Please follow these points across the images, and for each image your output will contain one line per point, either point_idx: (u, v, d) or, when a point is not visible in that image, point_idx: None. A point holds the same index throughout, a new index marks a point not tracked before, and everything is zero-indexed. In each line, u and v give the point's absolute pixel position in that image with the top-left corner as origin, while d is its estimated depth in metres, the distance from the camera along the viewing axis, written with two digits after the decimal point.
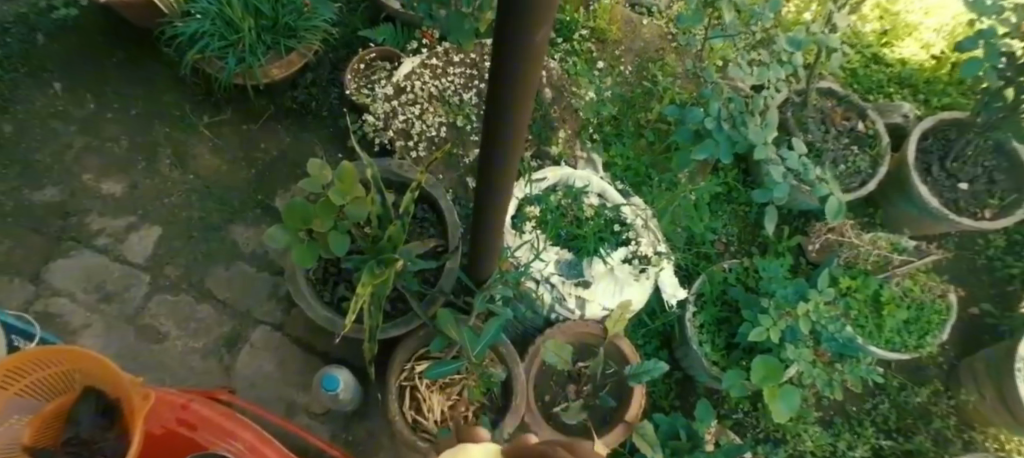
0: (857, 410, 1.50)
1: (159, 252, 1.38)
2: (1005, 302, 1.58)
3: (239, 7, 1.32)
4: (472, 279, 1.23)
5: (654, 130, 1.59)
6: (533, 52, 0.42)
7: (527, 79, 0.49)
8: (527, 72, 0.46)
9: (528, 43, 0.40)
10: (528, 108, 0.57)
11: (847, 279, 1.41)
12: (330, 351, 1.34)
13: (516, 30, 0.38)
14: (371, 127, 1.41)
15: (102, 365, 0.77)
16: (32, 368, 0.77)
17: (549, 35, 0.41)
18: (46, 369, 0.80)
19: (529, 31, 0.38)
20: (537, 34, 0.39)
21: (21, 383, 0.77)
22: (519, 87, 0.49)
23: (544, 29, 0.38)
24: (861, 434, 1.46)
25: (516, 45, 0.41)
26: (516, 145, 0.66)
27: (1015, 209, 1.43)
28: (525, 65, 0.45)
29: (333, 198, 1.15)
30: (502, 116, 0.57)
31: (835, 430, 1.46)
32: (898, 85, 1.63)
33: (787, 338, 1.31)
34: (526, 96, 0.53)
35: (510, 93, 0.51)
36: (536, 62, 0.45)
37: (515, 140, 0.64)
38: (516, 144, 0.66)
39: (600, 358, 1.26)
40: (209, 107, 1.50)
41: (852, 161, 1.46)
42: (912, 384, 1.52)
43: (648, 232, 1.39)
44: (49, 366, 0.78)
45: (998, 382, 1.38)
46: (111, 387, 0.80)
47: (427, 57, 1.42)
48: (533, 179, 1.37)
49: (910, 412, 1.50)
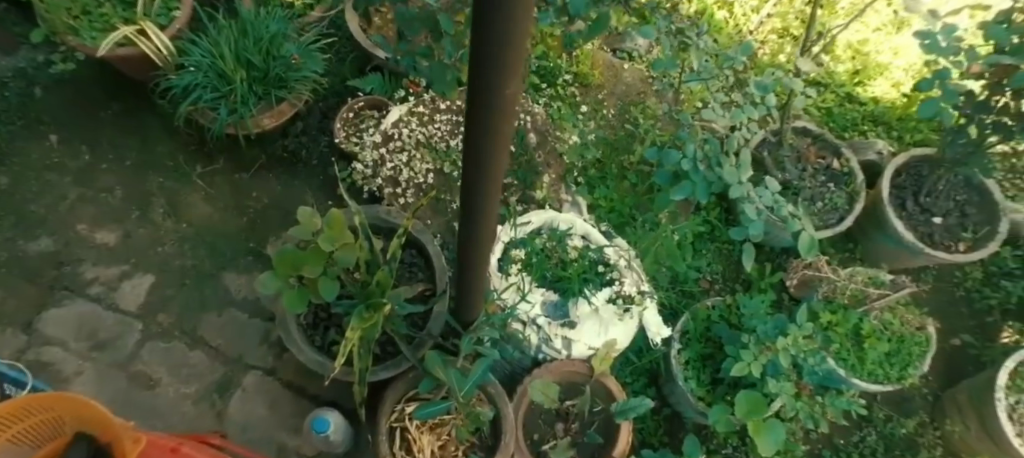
0: (844, 442, 1.51)
1: (152, 299, 1.40)
2: (985, 333, 1.61)
3: (232, 60, 1.36)
4: (459, 322, 1.24)
5: (636, 172, 1.64)
6: (504, 109, 0.46)
7: (502, 131, 0.52)
8: (499, 127, 0.49)
9: (499, 102, 0.43)
10: (505, 156, 0.59)
11: (827, 315, 1.43)
12: (320, 394, 1.35)
13: (485, 90, 0.42)
14: (360, 176, 1.45)
15: (87, 408, 0.77)
16: (26, 412, 0.79)
17: (520, 91, 0.44)
18: (37, 415, 0.82)
19: (498, 91, 0.41)
20: (507, 92, 0.42)
21: (13, 429, 0.80)
22: (493, 140, 0.53)
23: (513, 88, 0.42)
24: None
25: (487, 103, 0.44)
26: (493, 191, 0.69)
27: (988, 242, 1.48)
28: (498, 119, 0.48)
29: (322, 244, 1.17)
30: (478, 167, 0.60)
31: None
32: (872, 123, 1.69)
33: (769, 372, 1.34)
34: (500, 147, 0.57)
35: (486, 143, 0.54)
36: (507, 117, 0.48)
37: (493, 186, 0.67)
38: (494, 189, 0.69)
39: (586, 396, 1.28)
40: (202, 157, 1.55)
41: (829, 198, 1.50)
42: (898, 415, 1.54)
43: (631, 272, 1.43)
44: (41, 410, 0.80)
45: (981, 412, 1.39)
46: (100, 431, 0.80)
47: (414, 105, 1.48)
48: (518, 222, 1.43)
49: (897, 444, 1.51)
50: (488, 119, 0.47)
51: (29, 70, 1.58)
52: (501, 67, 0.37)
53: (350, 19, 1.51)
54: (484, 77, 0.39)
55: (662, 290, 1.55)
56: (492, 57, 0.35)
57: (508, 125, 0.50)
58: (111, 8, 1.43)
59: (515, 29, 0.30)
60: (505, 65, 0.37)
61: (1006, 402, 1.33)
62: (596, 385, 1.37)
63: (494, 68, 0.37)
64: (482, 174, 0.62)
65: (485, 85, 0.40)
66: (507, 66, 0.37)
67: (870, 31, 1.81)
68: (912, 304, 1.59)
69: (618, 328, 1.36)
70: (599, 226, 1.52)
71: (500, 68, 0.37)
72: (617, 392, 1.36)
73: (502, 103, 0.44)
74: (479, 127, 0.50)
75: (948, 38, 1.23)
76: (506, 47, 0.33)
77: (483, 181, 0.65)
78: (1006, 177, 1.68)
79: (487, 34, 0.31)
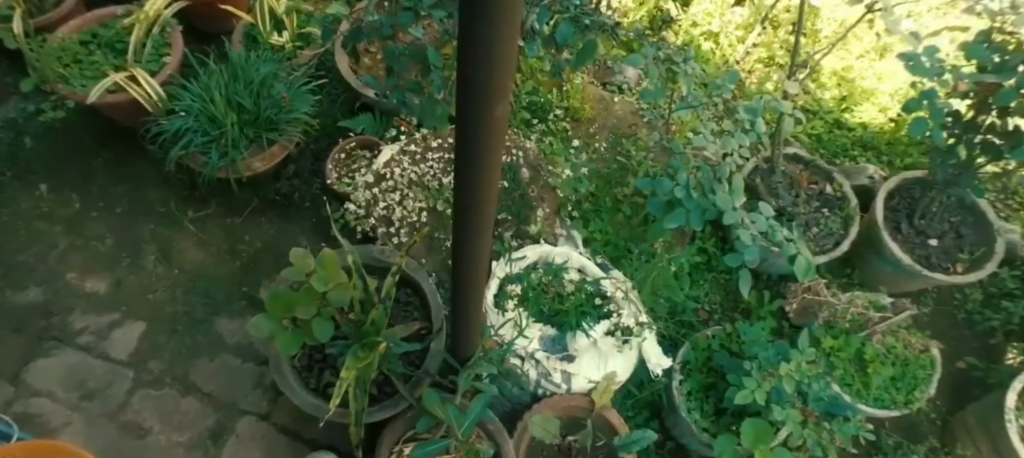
0: None
1: (143, 346, 1.38)
2: (990, 354, 1.59)
3: (222, 103, 1.37)
4: (456, 358, 1.22)
5: (630, 204, 1.64)
6: (496, 118, 0.44)
7: (492, 153, 0.52)
8: (492, 140, 0.48)
9: (490, 115, 0.43)
10: (496, 182, 0.59)
11: (829, 340, 1.41)
12: (317, 437, 1.32)
13: (477, 96, 0.40)
14: (353, 216, 1.44)
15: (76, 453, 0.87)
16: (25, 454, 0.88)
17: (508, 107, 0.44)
18: None
19: (486, 105, 0.41)
20: (498, 97, 0.41)
21: None
22: (486, 156, 0.51)
23: (505, 93, 0.41)
24: None
25: (480, 108, 0.42)
26: (487, 217, 0.67)
27: (986, 262, 1.47)
28: (488, 139, 0.48)
29: (315, 284, 1.16)
30: (470, 189, 0.59)
31: None
32: (862, 148, 1.70)
33: (773, 399, 1.31)
34: (491, 173, 0.56)
35: (477, 165, 0.53)
36: (499, 129, 0.47)
37: (486, 211, 0.65)
38: (487, 217, 0.68)
39: (588, 431, 1.24)
40: (194, 202, 1.54)
41: (824, 223, 1.50)
42: (908, 442, 1.50)
43: (628, 303, 1.41)
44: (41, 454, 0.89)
45: (993, 436, 1.36)
46: None
47: (405, 144, 1.48)
48: (513, 257, 1.43)
49: None
50: (480, 130, 0.46)
51: (20, 120, 1.59)
52: (493, 68, 0.36)
53: (340, 60, 1.53)
54: (476, 79, 0.38)
55: (661, 321, 1.53)
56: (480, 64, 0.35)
57: (500, 139, 0.49)
58: (102, 56, 1.44)
59: (507, 17, 0.29)
60: (497, 64, 0.36)
61: (1017, 424, 1.30)
62: (599, 419, 1.35)
63: (486, 68, 0.36)
64: (473, 201, 0.61)
65: (477, 89, 0.39)
66: (499, 65, 0.36)
67: (854, 58, 1.84)
68: (914, 327, 1.57)
69: (618, 360, 1.34)
70: (596, 259, 1.51)
71: (491, 68, 0.36)
72: (620, 425, 1.33)
73: (493, 112, 0.43)
74: (469, 141, 0.49)
75: (931, 59, 1.24)
76: (497, 42, 0.32)
77: (475, 205, 0.63)
78: (998, 197, 1.69)
79: (479, 29, 0.30)
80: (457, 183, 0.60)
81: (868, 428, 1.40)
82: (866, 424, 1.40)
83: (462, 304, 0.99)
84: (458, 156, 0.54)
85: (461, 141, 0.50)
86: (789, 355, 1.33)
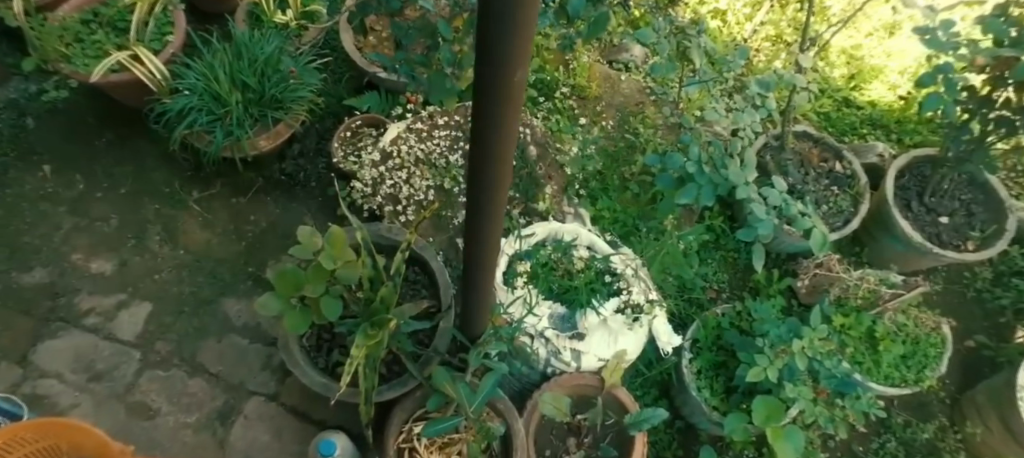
0: (864, 449, 1.46)
1: (150, 327, 1.37)
2: (1000, 333, 1.58)
3: (227, 81, 1.35)
4: (466, 337, 1.21)
5: (638, 182, 1.63)
6: (516, 91, 0.41)
7: (508, 131, 0.49)
8: (509, 113, 0.45)
9: (503, 93, 0.41)
10: (510, 160, 0.57)
11: (839, 317, 1.41)
12: (326, 418, 1.32)
13: (496, 69, 0.37)
14: (359, 195, 1.43)
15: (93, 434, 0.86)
16: (32, 438, 0.86)
17: (526, 82, 0.41)
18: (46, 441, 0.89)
19: (505, 79, 0.38)
20: (516, 71, 0.38)
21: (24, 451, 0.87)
22: (504, 130, 0.48)
23: (525, 65, 0.38)
24: None
25: (496, 79, 0.39)
26: (502, 191, 0.64)
27: (996, 240, 1.45)
28: (504, 116, 0.45)
29: (323, 262, 1.15)
30: (486, 162, 0.56)
31: None
32: (870, 126, 1.68)
33: (785, 377, 1.30)
34: (506, 149, 0.53)
35: (492, 143, 0.51)
36: (516, 102, 0.44)
37: (501, 187, 0.63)
38: (500, 194, 0.65)
39: (598, 409, 1.25)
40: (199, 183, 1.53)
41: (834, 201, 1.49)
42: (917, 420, 1.50)
43: (639, 280, 1.41)
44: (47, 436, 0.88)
45: (1002, 415, 1.35)
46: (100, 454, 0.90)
47: (412, 122, 1.47)
48: (523, 234, 1.41)
49: (919, 448, 1.47)
50: (499, 105, 0.43)
51: (22, 100, 1.57)
52: (513, 39, 0.33)
53: (345, 38, 1.51)
54: (495, 52, 0.35)
55: (670, 299, 1.52)
56: (501, 40, 0.32)
57: (517, 111, 0.46)
58: (104, 35, 1.43)
59: None
60: (518, 36, 0.33)
61: None
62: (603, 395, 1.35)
63: (507, 39, 0.33)
64: (489, 178, 0.59)
65: (496, 61, 0.36)
66: (521, 36, 0.33)
67: (864, 36, 1.81)
68: (924, 305, 1.56)
69: (629, 338, 1.33)
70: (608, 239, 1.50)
71: (512, 40, 0.33)
72: (625, 403, 1.34)
73: (513, 84, 0.40)
74: (486, 116, 0.46)
75: (946, 34, 1.22)
76: (522, 12, 0.29)
77: (491, 181, 0.61)
78: (1010, 176, 1.67)
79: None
80: (472, 159, 0.58)
81: (878, 406, 1.40)
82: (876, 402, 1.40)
83: (472, 282, 0.98)
84: (473, 129, 0.51)
85: (478, 115, 0.47)
86: (798, 331, 1.33)
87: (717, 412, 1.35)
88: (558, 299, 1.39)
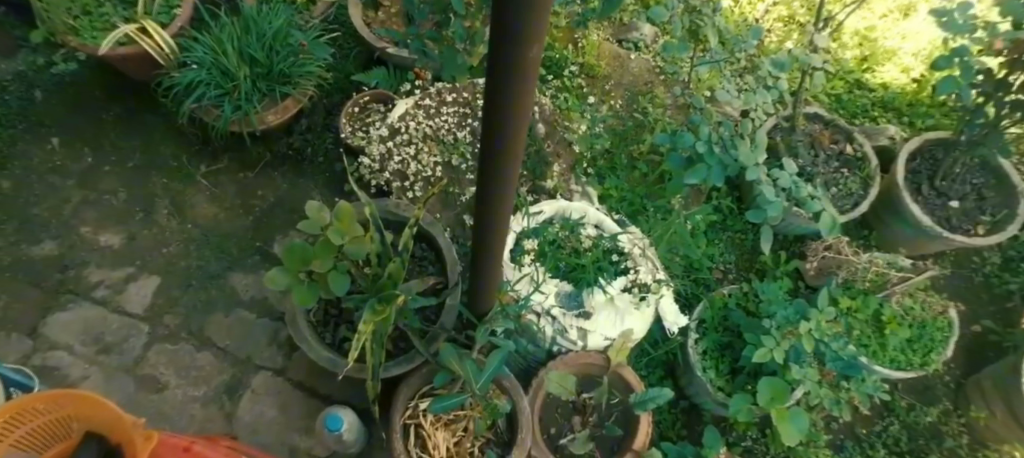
0: (866, 432, 1.48)
1: (158, 301, 1.38)
2: (1007, 318, 1.58)
3: (235, 56, 1.34)
4: (473, 314, 1.22)
5: (647, 162, 1.62)
6: (529, 67, 0.40)
7: (520, 109, 0.48)
8: (523, 93, 0.44)
9: (516, 74, 0.40)
10: (520, 139, 0.56)
11: (846, 300, 1.41)
12: (332, 393, 1.32)
13: (510, 47, 0.36)
14: (367, 171, 1.43)
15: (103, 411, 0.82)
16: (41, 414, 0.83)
17: (540, 59, 0.40)
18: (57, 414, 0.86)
19: (519, 59, 0.37)
20: (530, 51, 0.37)
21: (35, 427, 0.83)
22: (517, 106, 0.47)
23: (538, 46, 0.36)
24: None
25: (509, 59, 0.38)
26: (513, 168, 0.63)
27: (1007, 224, 1.44)
28: (517, 95, 0.44)
29: (332, 237, 1.16)
30: (496, 140, 0.55)
31: (847, 454, 1.44)
32: (882, 109, 1.67)
33: (791, 359, 1.30)
34: (518, 126, 0.52)
35: (502, 121, 0.50)
36: (530, 82, 0.43)
37: (515, 160, 0.62)
38: (512, 171, 0.65)
39: (604, 387, 1.26)
40: (206, 156, 1.53)
41: (844, 184, 1.48)
42: (922, 403, 1.50)
43: (646, 260, 1.41)
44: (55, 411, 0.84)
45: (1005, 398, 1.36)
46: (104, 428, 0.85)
47: (420, 98, 1.46)
48: (531, 212, 1.41)
49: (921, 432, 1.47)
50: (515, 81, 0.41)
51: (29, 73, 1.57)
52: (528, 18, 0.31)
53: (353, 13, 1.49)
54: (512, 33, 0.33)
55: (676, 278, 1.52)
56: (516, 21, 0.31)
57: (531, 89, 0.45)
58: (111, 7, 1.41)
59: None
60: (533, 19, 0.31)
61: None
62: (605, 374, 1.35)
63: (525, 15, 0.30)
64: (500, 155, 0.58)
65: (510, 41, 0.35)
66: (536, 18, 0.31)
67: (877, 18, 1.79)
68: (932, 289, 1.56)
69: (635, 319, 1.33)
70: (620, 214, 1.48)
71: (527, 17, 0.31)
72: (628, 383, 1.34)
73: (528, 61, 0.39)
74: (500, 93, 0.45)
75: (963, 16, 1.20)
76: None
77: (503, 155, 0.59)
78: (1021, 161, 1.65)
79: None
80: (484, 131, 0.56)
81: (882, 389, 1.40)
82: (881, 385, 1.41)
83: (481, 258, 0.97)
84: (485, 106, 0.50)
85: (490, 92, 0.46)
86: (805, 312, 1.34)
87: (723, 392, 1.36)
88: (566, 277, 1.40)
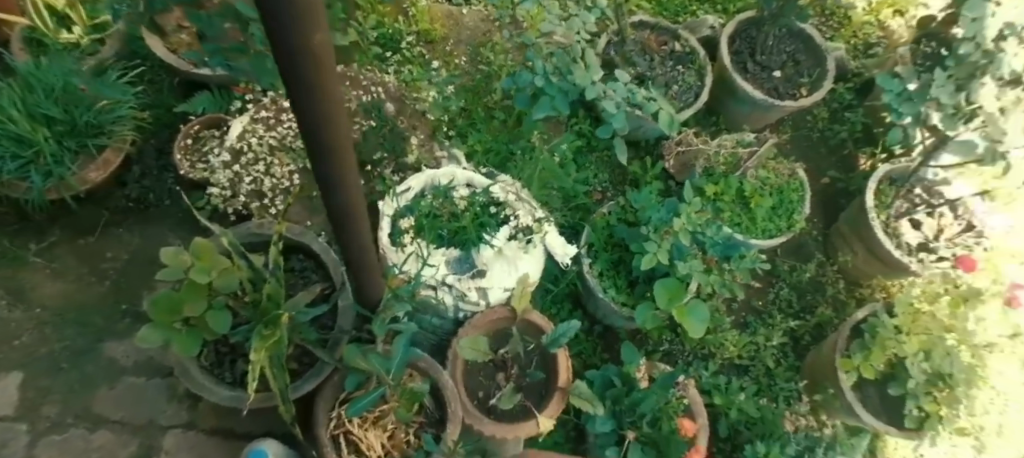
0: (761, 303, 1.61)
1: (28, 396, 1.27)
2: (846, 165, 1.74)
3: (26, 120, 1.23)
4: (368, 306, 1.20)
5: (502, 109, 1.65)
6: (321, 52, 0.35)
7: (330, 101, 0.43)
8: (325, 81, 0.39)
9: (309, 63, 0.35)
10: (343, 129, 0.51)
11: (711, 187, 1.50)
12: (248, 429, 1.28)
13: (286, 34, 0.31)
14: (221, 198, 1.37)
15: None
16: None
17: (333, 36, 0.35)
18: None
19: (306, 46, 0.32)
20: (314, 33, 0.32)
21: None
22: (323, 98, 0.41)
23: (319, 27, 0.31)
24: (773, 325, 1.57)
25: (296, 50, 0.33)
26: (348, 159, 0.58)
27: (823, 80, 1.58)
28: (319, 87, 0.39)
29: (195, 277, 1.11)
30: (312, 136, 0.49)
31: (751, 329, 1.57)
32: (699, 3, 1.77)
33: (675, 257, 1.38)
34: (334, 118, 0.47)
35: (314, 119, 0.45)
36: (327, 67, 0.37)
37: (345, 150, 0.57)
38: (349, 163, 0.60)
39: (515, 337, 1.33)
40: (35, 232, 1.41)
41: (683, 80, 1.57)
42: (800, 263, 1.64)
43: (522, 203, 1.45)
44: None
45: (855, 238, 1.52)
46: None
47: (255, 112, 1.40)
48: (398, 191, 1.40)
49: (805, 288, 1.62)
50: (301, 72, 0.36)
51: None
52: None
53: (151, 43, 1.40)
54: (280, 21, 0.28)
55: (557, 212, 1.58)
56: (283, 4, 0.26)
57: (335, 74, 0.40)
58: None
59: None
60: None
61: (879, 221, 1.45)
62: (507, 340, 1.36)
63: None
64: (325, 150, 0.53)
65: (285, 29, 0.30)
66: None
67: None
68: (780, 156, 1.69)
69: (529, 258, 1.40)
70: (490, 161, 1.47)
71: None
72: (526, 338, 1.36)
73: (314, 45, 0.33)
74: (298, 88, 0.39)
75: None
76: None
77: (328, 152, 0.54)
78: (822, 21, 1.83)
79: None
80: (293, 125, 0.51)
81: (761, 260, 1.52)
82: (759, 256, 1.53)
83: (353, 251, 0.94)
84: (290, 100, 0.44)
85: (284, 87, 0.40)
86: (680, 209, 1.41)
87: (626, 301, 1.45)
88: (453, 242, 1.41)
